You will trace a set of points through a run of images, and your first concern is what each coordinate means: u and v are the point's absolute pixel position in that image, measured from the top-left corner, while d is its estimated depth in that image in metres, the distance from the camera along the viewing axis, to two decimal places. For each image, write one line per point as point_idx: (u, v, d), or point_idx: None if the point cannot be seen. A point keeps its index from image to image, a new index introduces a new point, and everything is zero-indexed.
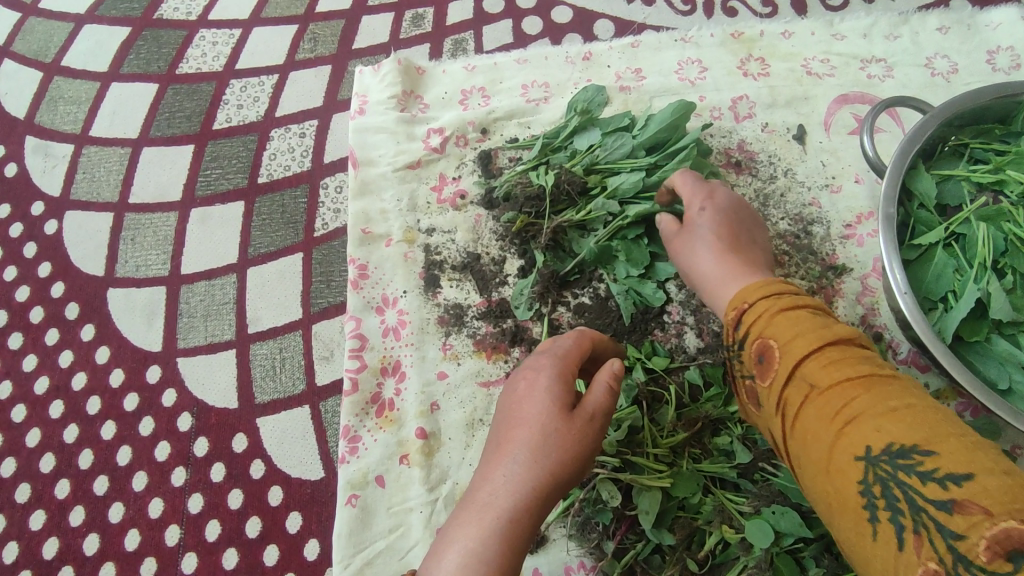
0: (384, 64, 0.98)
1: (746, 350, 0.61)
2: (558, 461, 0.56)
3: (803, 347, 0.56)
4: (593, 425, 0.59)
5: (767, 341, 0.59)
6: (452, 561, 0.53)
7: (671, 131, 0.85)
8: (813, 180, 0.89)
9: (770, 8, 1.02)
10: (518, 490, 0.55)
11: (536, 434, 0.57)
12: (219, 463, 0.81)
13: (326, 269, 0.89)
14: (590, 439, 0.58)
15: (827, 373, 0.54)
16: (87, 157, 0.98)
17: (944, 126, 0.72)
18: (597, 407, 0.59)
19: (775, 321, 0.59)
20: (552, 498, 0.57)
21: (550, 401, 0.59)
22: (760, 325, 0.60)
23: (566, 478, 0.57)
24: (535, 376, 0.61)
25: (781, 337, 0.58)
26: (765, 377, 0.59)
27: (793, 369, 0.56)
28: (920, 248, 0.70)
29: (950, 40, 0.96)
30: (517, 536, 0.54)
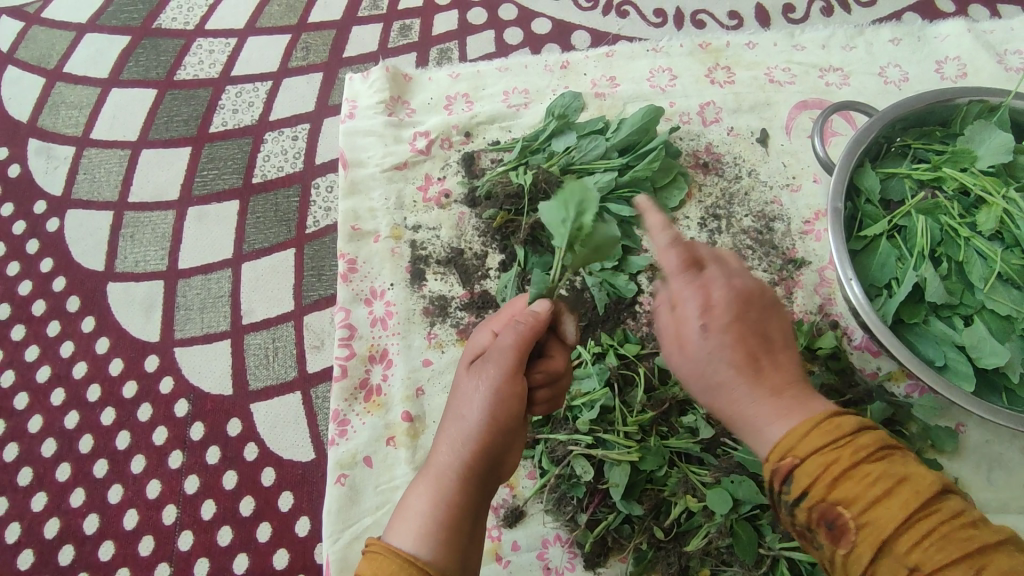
0: (373, 72, 1.03)
1: (803, 509, 0.51)
2: (478, 407, 0.61)
3: (808, 432, 0.51)
4: (494, 359, 0.62)
5: (837, 510, 0.49)
6: (402, 514, 0.60)
7: (641, 134, 0.91)
8: (775, 180, 0.96)
9: (736, 21, 1.09)
10: (449, 440, 0.62)
11: (462, 392, 0.64)
12: (214, 446, 0.85)
13: (317, 263, 0.94)
14: (496, 373, 0.61)
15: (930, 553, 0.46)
16: (88, 158, 1.03)
17: (888, 128, 0.78)
18: (499, 342, 0.63)
19: (840, 483, 0.49)
20: (488, 449, 0.60)
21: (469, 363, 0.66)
22: (824, 485, 0.49)
23: (489, 423, 0.60)
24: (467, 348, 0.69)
25: (853, 505, 0.48)
26: (841, 543, 0.49)
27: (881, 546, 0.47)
28: (867, 239, 0.76)
29: (902, 50, 1.03)
30: (452, 485, 0.59)
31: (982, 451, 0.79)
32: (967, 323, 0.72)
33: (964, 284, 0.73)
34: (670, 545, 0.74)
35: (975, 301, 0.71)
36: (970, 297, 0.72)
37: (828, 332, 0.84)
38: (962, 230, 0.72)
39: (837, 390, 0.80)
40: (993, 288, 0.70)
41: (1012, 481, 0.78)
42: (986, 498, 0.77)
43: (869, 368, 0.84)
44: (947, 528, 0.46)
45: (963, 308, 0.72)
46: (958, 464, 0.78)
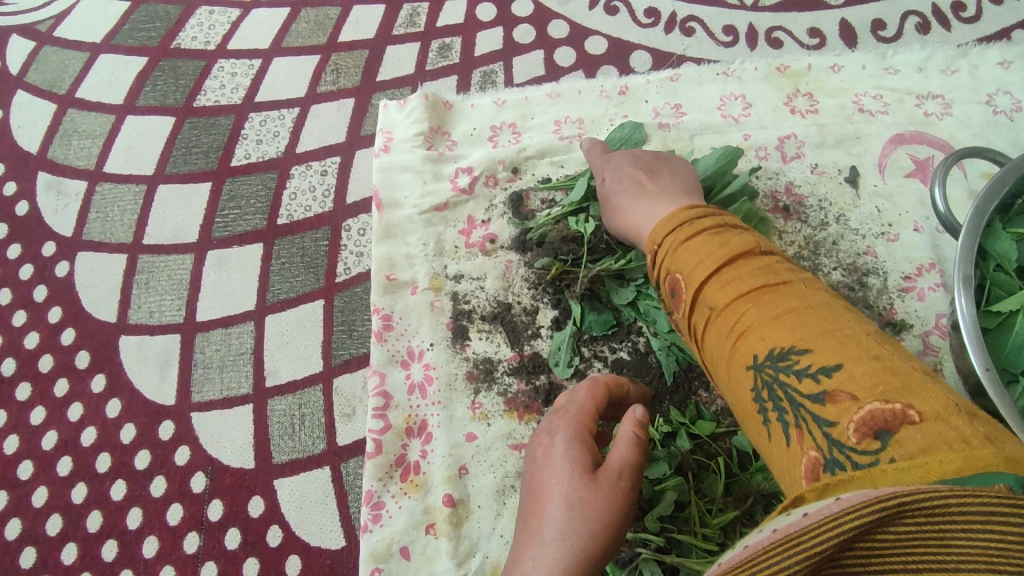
0: (410, 99, 0.93)
1: (661, 281, 0.64)
2: (591, 528, 0.51)
3: (704, 271, 0.58)
4: (623, 486, 0.54)
5: (676, 273, 0.61)
6: None
7: (717, 177, 0.80)
8: (868, 227, 0.83)
9: (818, 39, 0.96)
10: (551, 567, 0.49)
11: (570, 501, 0.53)
12: (234, 528, 0.76)
13: (349, 317, 0.85)
14: (624, 500, 0.53)
15: (727, 289, 0.57)
16: (101, 195, 0.94)
17: (1020, 181, 0.66)
18: (625, 463, 0.55)
19: (679, 252, 0.62)
20: (591, 574, 0.50)
21: (570, 466, 0.55)
22: (666, 262, 0.63)
23: (604, 547, 0.51)
24: (551, 440, 0.58)
25: (686, 267, 0.60)
26: (678, 306, 0.61)
27: (695, 292, 0.59)
28: (1001, 315, 0.64)
29: (1013, 75, 0.90)
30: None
31: None
32: None
33: None
34: None
35: None
36: None
37: None
38: None
39: None
40: None
41: None
42: None
43: None
44: (764, 276, 0.56)
45: None
46: None
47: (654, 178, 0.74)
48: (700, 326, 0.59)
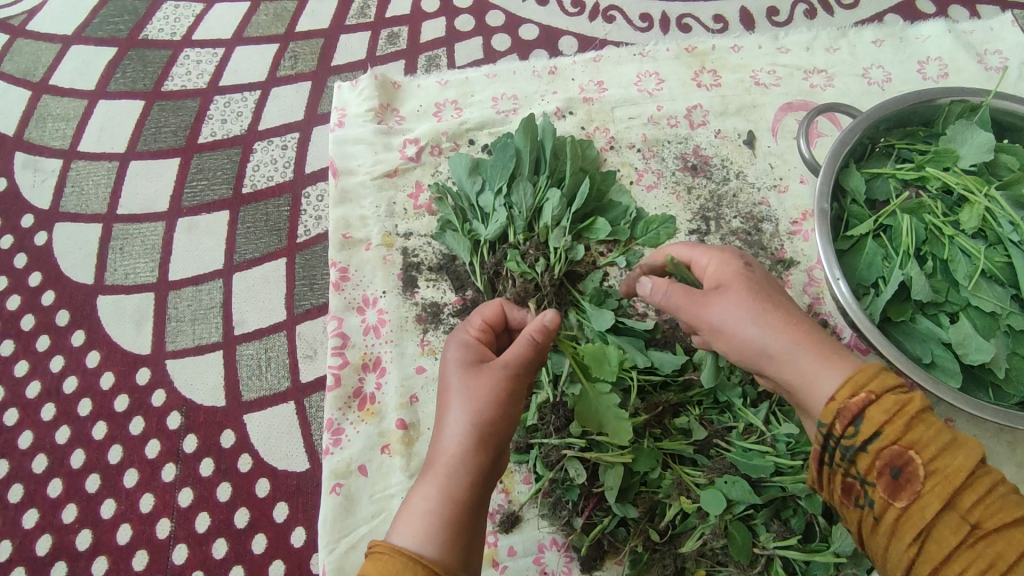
0: (362, 80, 1.03)
1: (867, 456, 0.56)
2: (478, 409, 0.62)
3: (957, 470, 0.53)
4: (503, 372, 0.63)
5: (907, 457, 0.54)
6: (403, 521, 0.60)
7: (571, 187, 0.88)
8: (762, 181, 0.97)
9: (721, 24, 1.10)
10: (454, 443, 0.62)
11: (458, 393, 0.64)
12: (208, 458, 0.84)
13: (309, 272, 0.94)
14: (505, 384, 0.63)
15: (983, 509, 0.52)
16: (75, 171, 1.02)
17: (872, 129, 0.79)
18: (508, 355, 0.64)
19: (916, 430, 0.54)
20: (484, 442, 0.62)
21: (459, 365, 0.66)
22: (898, 429, 0.54)
23: (490, 424, 0.62)
24: (447, 353, 0.69)
25: (927, 451, 0.53)
26: (899, 496, 0.54)
27: (944, 498, 0.52)
28: (853, 239, 0.77)
29: (885, 51, 1.05)
30: (462, 487, 0.60)
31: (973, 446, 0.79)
32: (953, 321, 0.72)
33: (949, 282, 0.73)
34: (665, 547, 0.73)
35: (961, 299, 0.72)
36: (955, 295, 0.72)
37: None
38: (945, 228, 0.73)
39: None
40: (977, 285, 0.71)
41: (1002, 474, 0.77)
42: None
43: None
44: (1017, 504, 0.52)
45: (949, 306, 0.72)
46: None
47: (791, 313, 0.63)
48: (926, 526, 0.53)
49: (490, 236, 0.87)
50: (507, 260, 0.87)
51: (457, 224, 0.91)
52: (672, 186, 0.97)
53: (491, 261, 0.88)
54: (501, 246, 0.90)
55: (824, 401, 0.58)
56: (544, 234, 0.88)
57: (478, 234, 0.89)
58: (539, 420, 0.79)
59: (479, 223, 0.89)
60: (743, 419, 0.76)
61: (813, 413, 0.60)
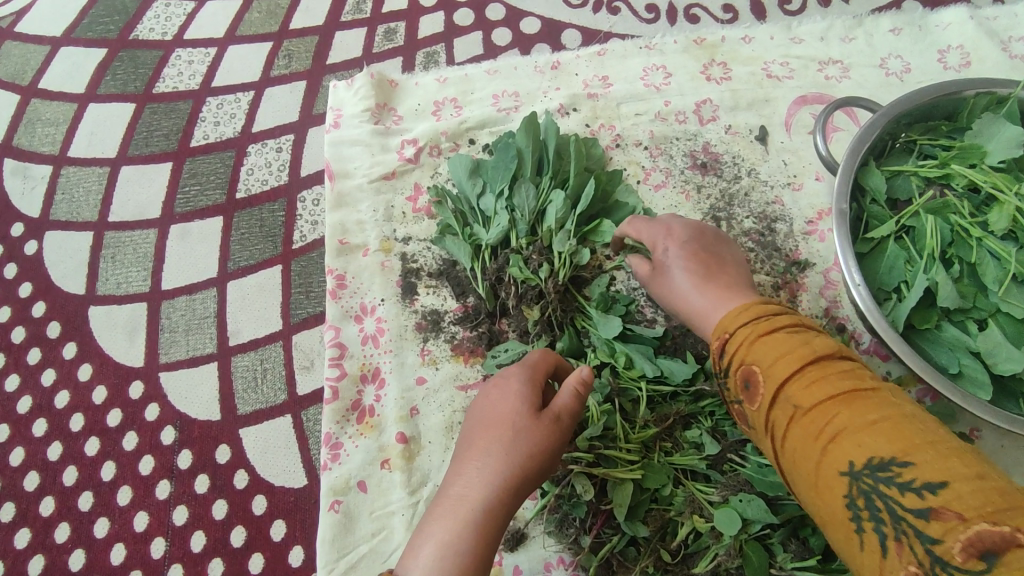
0: (357, 78, 1.00)
1: (763, 366, 0.59)
2: (524, 455, 0.60)
3: (784, 369, 0.57)
4: (558, 426, 0.63)
5: (752, 365, 0.59)
6: (427, 552, 0.56)
7: (576, 189, 0.85)
8: (775, 179, 0.92)
9: (731, 14, 1.06)
10: (494, 483, 0.59)
11: (512, 432, 0.62)
12: (203, 474, 0.82)
13: (305, 280, 0.91)
14: (557, 439, 0.63)
15: (815, 391, 0.55)
16: (66, 177, 1.00)
17: (893, 124, 0.75)
18: (564, 409, 0.64)
19: (755, 344, 0.60)
20: (523, 489, 0.61)
21: (519, 404, 0.64)
22: (787, 341, 0.59)
23: (534, 475, 0.61)
24: (504, 382, 0.66)
25: (761, 358, 0.59)
26: (753, 400, 0.59)
27: (776, 387, 0.57)
28: (874, 241, 0.73)
29: (903, 40, 1.00)
30: (490, 529, 0.58)
31: (999, 457, 0.75)
32: (981, 328, 0.68)
33: (977, 286, 0.69)
34: (677, 568, 0.70)
35: (989, 304, 0.68)
36: (983, 300, 0.68)
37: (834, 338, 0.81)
38: (972, 230, 0.69)
39: None
40: (1007, 290, 0.66)
41: None
42: None
43: (878, 374, 0.81)
44: (852, 379, 0.55)
45: (977, 312, 0.68)
46: None
47: (718, 270, 0.73)
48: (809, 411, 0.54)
49: (491, 240, 0.84)
50: (509, 265, 0.83)
51: (457, 228, 0.87)
52: (681, 185, 0.93)
53: (492, 266, 0.85)
54: (503, 251, 0.86)
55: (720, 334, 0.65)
56: (549, 237, 0.84)
57: (479, 239, 0.86)
58: None
59: (480, 227, 0.86)
60: None
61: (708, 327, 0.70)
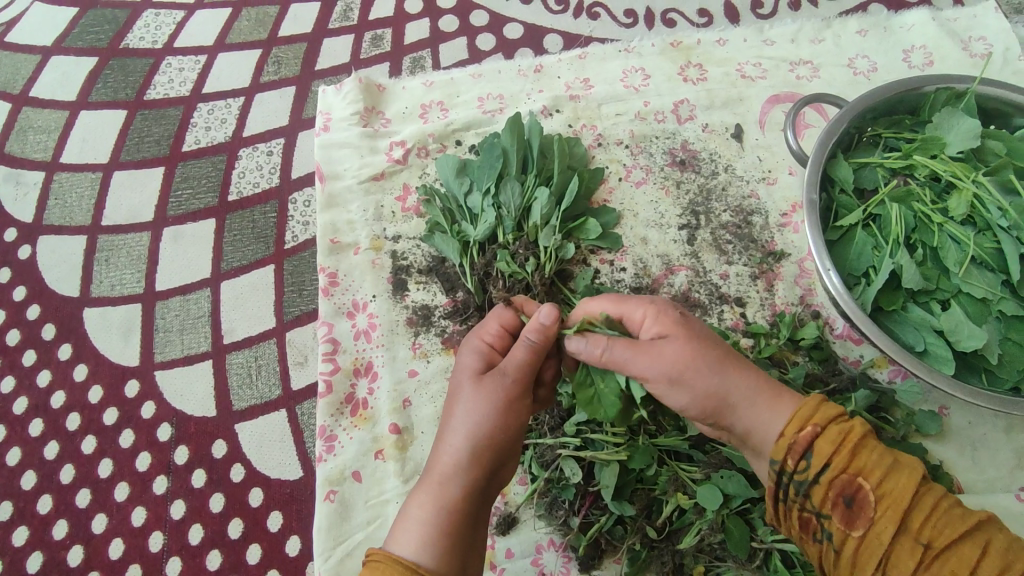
0: (346, 83, 1.03)
1: (820, 489, 0.58)
2: (469, 418, 0.64)
3: (902, 495, 0.55)
4: (507, 383, 0.64)
5: (859, 487, 0.57)
6: (402, 528, 0.61)
7: (559, 188, 0.88)
8: (751, 174, 0.96)
9: (706, 18, 1.10)
10: (452, 452, 0.63)
11: (463, 400, 0.65)
12: (199, 469, 0.83)
13: (298, 279, 0.93)
14: (508, 395, 0.64)
15: (936, 528, 0.54)
16: (59, 183, 1.01)
17: (859, 118, 0.79)
18: (510, 366, 0.65)
19: (858, 457, 0.57)
20: (487, 452, 0.63)
21: (468, 373, 0.67)
22: (844, 459, 0.57)
23: (491, 434, 0.63)
24: (458, 359, 0.70)
25: (871, 476, 0.56)
26: (856, 524, 0.56)
27: (899, 520, 0.54)
28: (843, 229, 0.76)
29: (870, 41, 1.05)
30: (458, 495, 0.62)
31: (969, 433, 0.79)
32: (944, 308, 0.72)
33: (940, 269, 0.73)
34: (663, 544, 0.72)
35: (952, 286, 0.71)
36: (946, 282, 0.72)
37: (809, 323, 0.84)
38: (934, 216, 0.73)
39: (821, 379, 0.81)
40: (967, 272, 0.70)
41: (997, 461, 0.77)
42: (973, 479, 0.77)
43: (852, 357, 0.84)
44: (965, 516, 0.55)
45: (941, 293, 0.72)
46: (945, 446, 0.78)
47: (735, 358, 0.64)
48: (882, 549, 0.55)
49: (479, 237, 0.86)
50: (497, 260, 0.86)
51: (446, 226, 0.90)
52: (661, 181, 0.97)
53: (481, 262, 0.88)
54: (491, 247, 0.89)
55: (773, 439, 0.61)
56: (536, 233, 0.87)
57: (467, 236, 0.89)
58: (536, 419, 0.79)
59: (468, 224, 0.89)
60: None
61: (760, 446, 0.62)
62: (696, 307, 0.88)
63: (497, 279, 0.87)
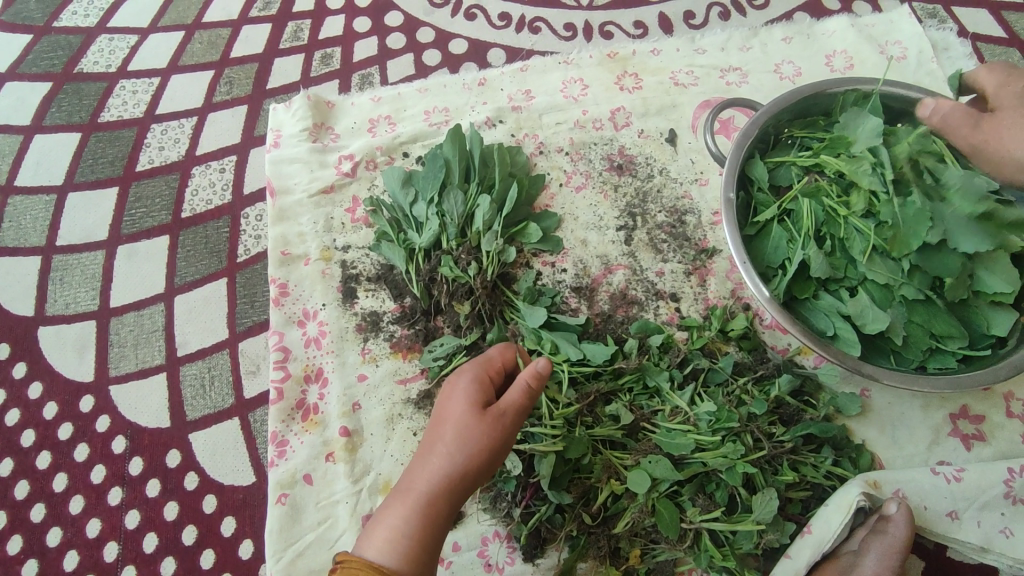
0: (295, 100, 1.06)
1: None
2: (461, 449, 0.64)
3: None
4: (503, 421, 0.65)
5: None
6: (376, 538, 0.63)
7: (501, 196, 0.92)
8: (684, 176, 1.01)
9: (641, 30, 1.16)
10: (433, 475, 0.64)
11: (455, 425, 0.66)
12: (153, 479, 0.85)
13: (250, 291, 0.96)
14: (500, 433, 0.65)
15: None
16: (13, 206, 1.03)
17: (773, 120, 0.83)
18: (509, 405, 0.66)
19: None
20: (467, 482, 0.65)
21: (465, 401, 0.67)
22: None
23: (477, 467, 0.64)
24: (456, 381, 0.70)
25: None
26: None
27: None
28: (760, 225, 0.81)
29: (794, 48, 1.10)
30: (434, 517, 0.63)
31: (889, 412, 0.83)
32: (853, 295, 0.77)
33: (848, 259, 0.78)
34: (599, 529, 0.76)
35: (858, 274, 0.77)
36: (852, 271, 0.77)
37: (739, 315, 0.88)
38: (840, 210, 0.77)
39: (750, 367, 0.84)
40: (871, 260, 0.75)
41: (915, 438, 0.82)
42: (893, 456, 0.81)
43: (780, 345, 0.88)
44: None
45: (848, 281, 0.77)
46: (866, 426, 0.83)
47: None
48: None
49: (424, 243, 0.90)
50: (440, 266, 0.89)
51: (393, 235, 0.93)
52: (600, 186, 1.01)
53: (426, 268, 0.90)
54: (435, 253, 0.91)
55: None
56: (478, 238, 0.90)
57: (413, 243, 0.92)
58: None
59: (414, 233, 0.92)
60: (670, 402, 0.79)
61: None
62: (634, 304, 0.92)
63: (441, 283, 0.90)
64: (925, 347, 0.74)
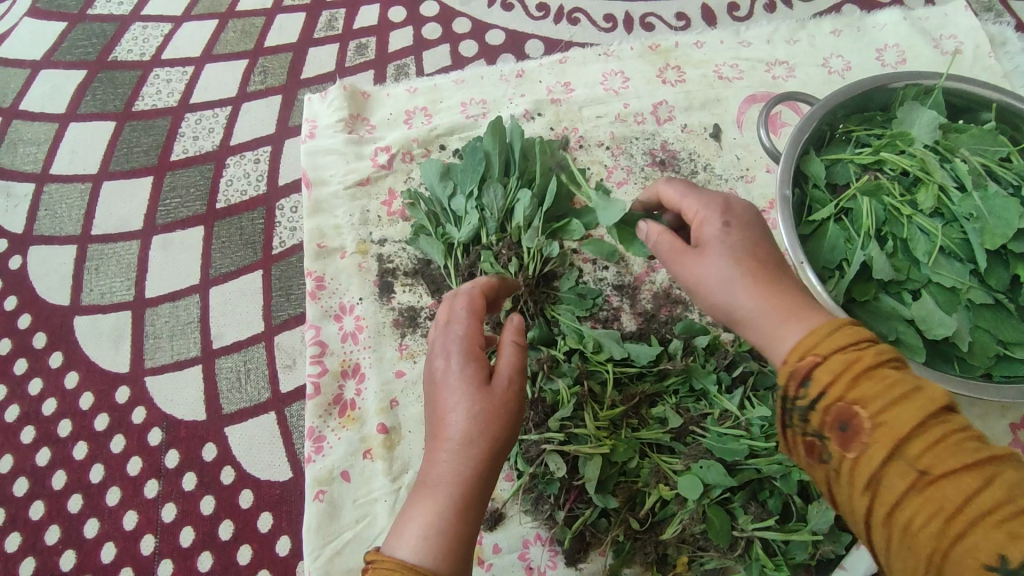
0: (331, 91, 1.04)
1: (817, 413, 0.53)
2: (491, 432, 0.61)
3: (904, 421, 0.49)
4: (512, 388, 0.63)
5: (851, 411, 0.51)
6: (415, 539, 0.58)
7: (541, 190, 0.89)
8: (729, 172, 0.98)
9: (684, 22, 1.12)
10: (458, 465, 0.60)
11: (467, 411, 0.61)
12: (190, 472, 0.84)
13: (285, 283, 0.95)
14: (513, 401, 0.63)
15: (936, 458, 0.48)
16: (48, 195, 1.03)
17: (830, 115, 0.80)
18: (512, 371, 0.64)
19: (860, 387, 0.51)
20: (491, 460, 0.62)
21: (469, 381, 0.62)
22: (842, 386, 0.52)
23: (500, 440, 0.62)
24: (447, 363, 0.63)
25: (872, 406, 0.50)
26: (850, 448, 0.51)
27: (893, 447, 0.49)
28: (816, 224, 0.78)
29: (844, 41, 1.07)
30: (470, 504, 0.60)
31: None
32: (915, 298, 0.74)
33: (910, 261, 0.75)
34: (646, 535, 0.74)
35: (922, 276, 0.74)
36: (916, 273, 0.74)
37: None
38: (904, 209, 0.75)
39: None
40: (936, 262, 0.73)
41: None
42: None
43: None
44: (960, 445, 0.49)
45: (910, 284, 0.74)
46: None
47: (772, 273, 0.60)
48: (879, 473, 0.50)
49: (463, 239, 0.88)
50: (481, 262, 0.88)
51: (431, 228, 0.91)
52: (641, 181, 0.99)
53: (465, 263, 0.89)
54: (475, 248, 0.90)
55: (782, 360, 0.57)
56: (519, 234, 0.88)
57: (452, 237, 0.90)
58: None
59: (452, 227, 0.90)
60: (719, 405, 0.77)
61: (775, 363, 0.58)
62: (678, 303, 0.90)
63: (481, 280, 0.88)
64: (992, 354, 0.71)
